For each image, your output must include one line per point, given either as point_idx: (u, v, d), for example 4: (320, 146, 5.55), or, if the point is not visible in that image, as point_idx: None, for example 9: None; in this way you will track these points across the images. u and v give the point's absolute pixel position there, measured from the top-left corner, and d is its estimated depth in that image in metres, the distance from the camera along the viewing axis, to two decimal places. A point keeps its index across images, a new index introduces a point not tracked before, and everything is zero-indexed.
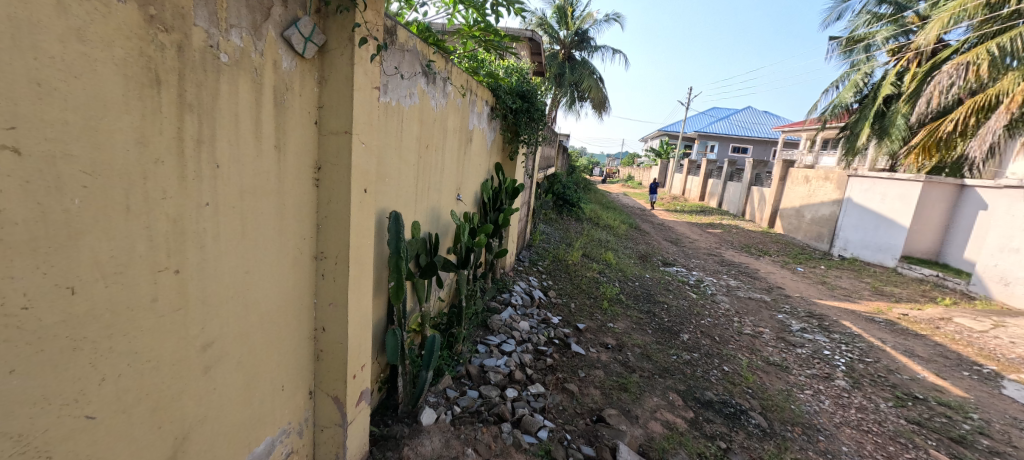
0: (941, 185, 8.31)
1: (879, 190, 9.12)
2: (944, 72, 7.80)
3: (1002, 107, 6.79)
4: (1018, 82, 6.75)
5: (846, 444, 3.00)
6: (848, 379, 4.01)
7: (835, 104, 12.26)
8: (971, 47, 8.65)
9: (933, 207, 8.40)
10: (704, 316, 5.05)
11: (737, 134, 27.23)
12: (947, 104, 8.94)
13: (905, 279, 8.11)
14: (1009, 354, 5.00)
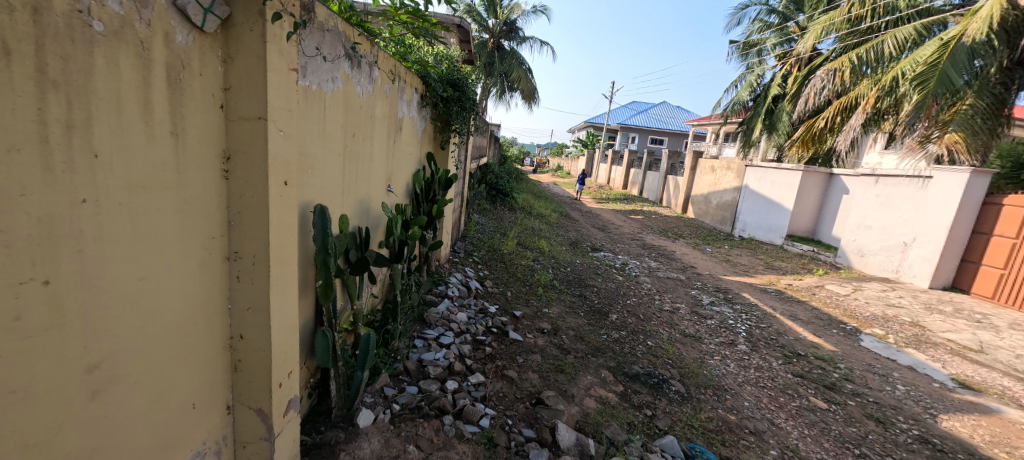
0: (813, 173, 9.46)
1: (771, 177, 10.29)
2: (818, 77, 8.89)
3: (860, 109, 8.05)
4: (870, 88, 7.93)
5: (747, 399, 3.37)
6: (748, 344, 4.50)
7: (735, 102, 13.34)
8: (838, 55, 9.99)
9: (810, 192, 9.59)
10: (630, 296, 5.41)
11: (655, 126, 29.11)
12: (820, 105, 10.21)
13: (789, 254, 9.26)
14: (865, 312, 5.96)
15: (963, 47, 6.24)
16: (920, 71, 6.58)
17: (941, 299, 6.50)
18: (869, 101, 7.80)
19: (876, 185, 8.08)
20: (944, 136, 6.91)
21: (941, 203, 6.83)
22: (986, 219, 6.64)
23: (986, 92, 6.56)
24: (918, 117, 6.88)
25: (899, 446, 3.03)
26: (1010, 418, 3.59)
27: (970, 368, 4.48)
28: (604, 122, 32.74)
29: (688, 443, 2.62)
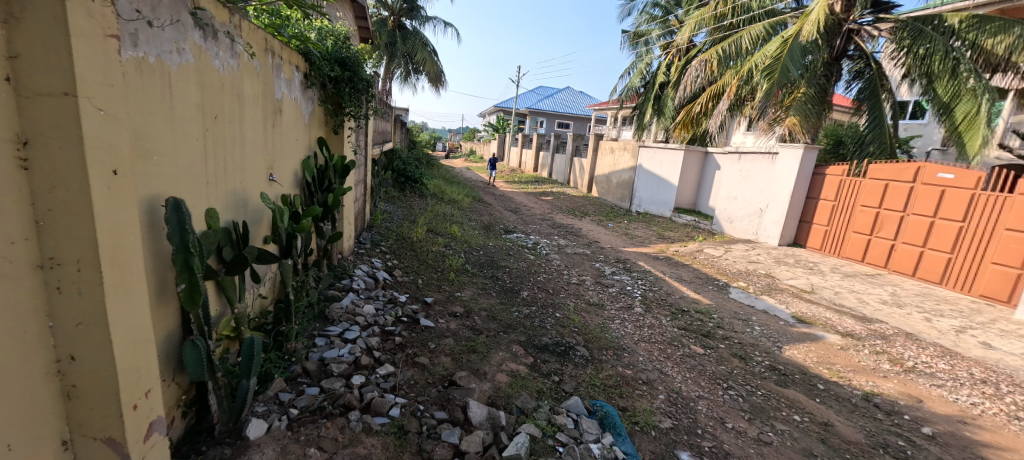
0: (691, 152, 10.70)
1: (659, 156, 11.44)
2: (693, 67, 9.90)
3: (725, 95, 9.29)
4: (733, 78, 9.17)
5: (641, 354, 3.78)
6: (643, 306, 5.04)
7: (628, 88, 14.43)
8: (709, 48, 11.30)
9: (691, 169, 10.85)
10: (540, 273, 5.66)
11: (559, 110, 30.21)
12: (695, 91, 11.51)
13: (676, 224, 10.43)
14: (733, 269, 7.02)
15: (797, 44, 7.51)
16: (768, 63, 7.73)
17: (787, 253, 7.90)
18: (732, 90, 9.03)
19: (740, 161, 9.45)
20: (785, 119, 8.29)
21: (785, 175, 8.23)
22: (816, 186, 8.16)
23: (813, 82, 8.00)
24: (768, 103, 8.11)
25: (756, 376, 3.67)
26: (831, 343, 4.54)
27: (805, 306, 5.56)
28: (512, 106, 33.03)
29: (592, 400, 2.86)
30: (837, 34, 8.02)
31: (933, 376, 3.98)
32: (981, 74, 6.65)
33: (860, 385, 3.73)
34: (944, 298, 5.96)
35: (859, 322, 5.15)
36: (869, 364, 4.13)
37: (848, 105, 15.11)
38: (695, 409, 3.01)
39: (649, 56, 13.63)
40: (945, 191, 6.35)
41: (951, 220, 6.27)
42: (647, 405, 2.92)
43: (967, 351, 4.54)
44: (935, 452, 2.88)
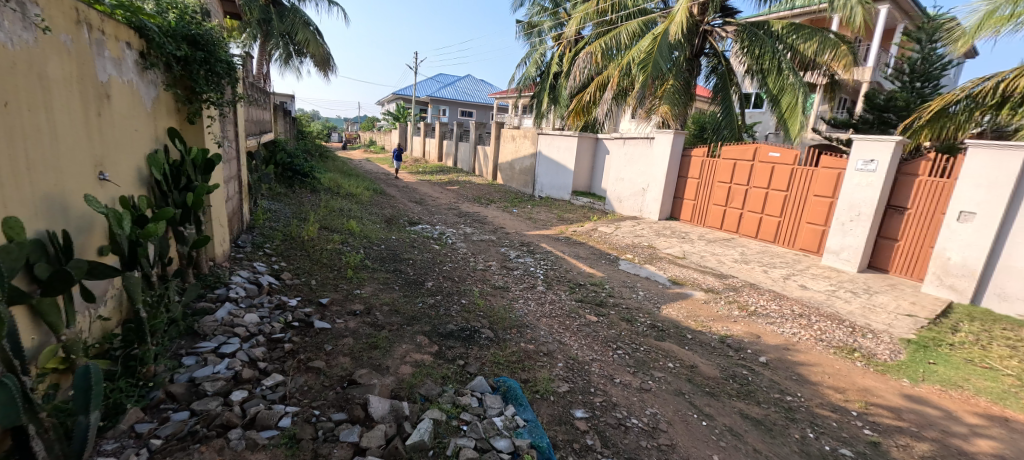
0: (584, 138, 11.40)
1: (556, 143, 12.01)
2: (580, 59, 10.45)
3: (609, 86, 10.05)
4: (615, 70, 9.96)
5: (543, 329, 4.03)
6: (545, 284, 5.34)
7: (525, 77, 14.78)
8: (595, 41, 12.10)
9: (585, 153, 11.61)
10: (446, 263, 5.65)
11: (461, 98, 29.54)
12: (584, 81, 12.25)
13: (574, 206, 11.12)
14: (622, 244, 7.76)
15: (665, 41, 8.44)
16: (643, 57, 8.61)
17: (665, 226, 8.97)
18: (614, 82, 9.83)
19: (624, 146, 10.42)
20: (659, 108, 9.31)
21: (661, 157, 9.30)
22: (684, 166, 9.38)
23: (679, 76, 9.09)
24: (644, 93, 9.01)
25: (639, 335, 4.16)
26: (698, 299, 5.33)
27: (679, 271, 6.40)
28: (410, 93, 31.69)
29: (496, 377, 2.99)
30: (695, 34, 9.19)
31: (769, 316, 4.92)
32: (797, 72, 8.25)
33: (717, 331, 4.46)
34: (777, 253, 7.35)
35: (719, 279, 6.12)
36: (725, 313, 4.96)
37: (708, 95, 17.50)
38: (590, 371, 3.31)
39: (542, 46, 14.13)
40: (774, 167, 7.75)
41: (779, 190, 7.70)
42: (547, 374, 3.14)
43: (792, 294, 5.68)
44: (768, 375, 3.60)
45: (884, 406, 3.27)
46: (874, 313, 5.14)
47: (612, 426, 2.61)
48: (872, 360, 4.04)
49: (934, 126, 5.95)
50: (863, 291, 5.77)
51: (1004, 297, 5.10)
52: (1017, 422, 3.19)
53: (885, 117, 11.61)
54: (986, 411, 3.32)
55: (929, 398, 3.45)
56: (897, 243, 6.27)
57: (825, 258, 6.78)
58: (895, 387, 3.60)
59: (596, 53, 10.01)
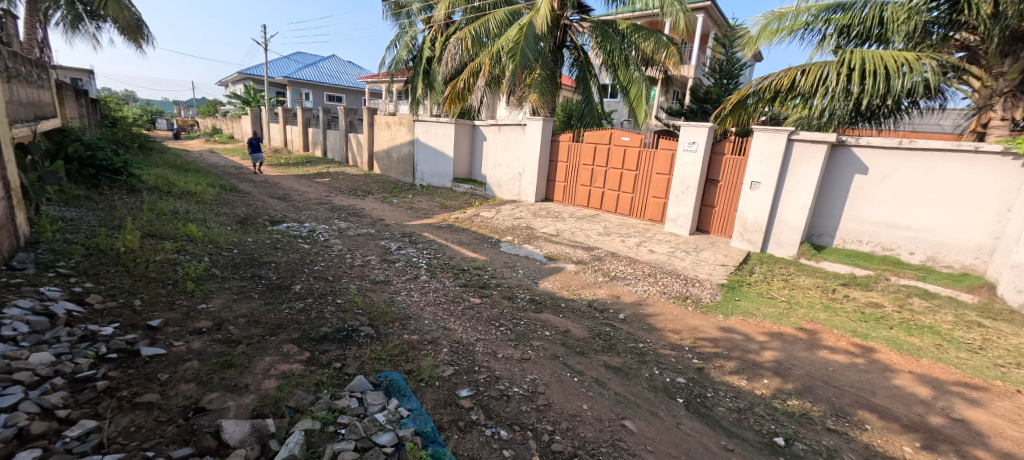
0: (461, 125, 11.29)
1: (433, 130, 11.68)
2: (451, 44, 10.34)
3: (481, 72, 10.14)
4: (485, 58, 10.08)
5: (427, 317, 3.95)
6: (429, 273, 5.24)
7: (396, 61, 13.94)
8: (466, 26, 12.00)
9: (463, 141, 11.51)
10: (318, 262, 5.13)
11: (324, 80, 26.18)
12: (457, 67, 12.13)
13: (455, 193, 11.06)
14: (502, 226, 8.01)
15: (530, 31, 8.82)
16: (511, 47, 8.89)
17: (540, 207, 9.54)
18: (486, 69, 9.96)
19: (499, 132, 10.67)
20: (529, 96, 9.74)
21: (533, 143, 9.77)
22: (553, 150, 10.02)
23: (545, 65, 9.59)
24: (514, 81, 9.33)
25: (520, 310, 4.39)
26: (571, 271, 5.83)
27: (555, 247, 6.88)
28: (260, 73, 27.47)
29: (377, 374, 2.86)
30: (557, 27, 9.78)
31: (627, 279, 5.65)
32: (641, 67, 9.40)
33: (587, 297, 4.96)
34: (631, 224, 8.42)
35: (587, 251, 6.77)
36: (594, 280, 5.52)
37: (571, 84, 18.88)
38: (474, 351, 3.37)
39: (412, 29, 13.47)
40: (626, 149, 8.80)
41: (630, 170, 8.79)
42: (431, 361, 3.12)
43: (643, 257, 6.60)
44: (626, 329, 4.15)
45: (707, 338, 4.05)
46: (700, 266, 6.28)
47: (495, 399, 2.72)
48: (699, 304, 4.97)
49: (735, 115, 7.43)
50: (692, 249, 7.00)
51: (780, 244, 6.71)
52: (790, 335, 4.25)
53: (704, 107, 14.04)
54: (772, 330, 4.35)
55: (736, 327, 4.39)
56: (713, 208, 7.74)
57: (666, 225, 8.02)
58: (715, 322, 4.48)
59: (466, 40, 10.00)
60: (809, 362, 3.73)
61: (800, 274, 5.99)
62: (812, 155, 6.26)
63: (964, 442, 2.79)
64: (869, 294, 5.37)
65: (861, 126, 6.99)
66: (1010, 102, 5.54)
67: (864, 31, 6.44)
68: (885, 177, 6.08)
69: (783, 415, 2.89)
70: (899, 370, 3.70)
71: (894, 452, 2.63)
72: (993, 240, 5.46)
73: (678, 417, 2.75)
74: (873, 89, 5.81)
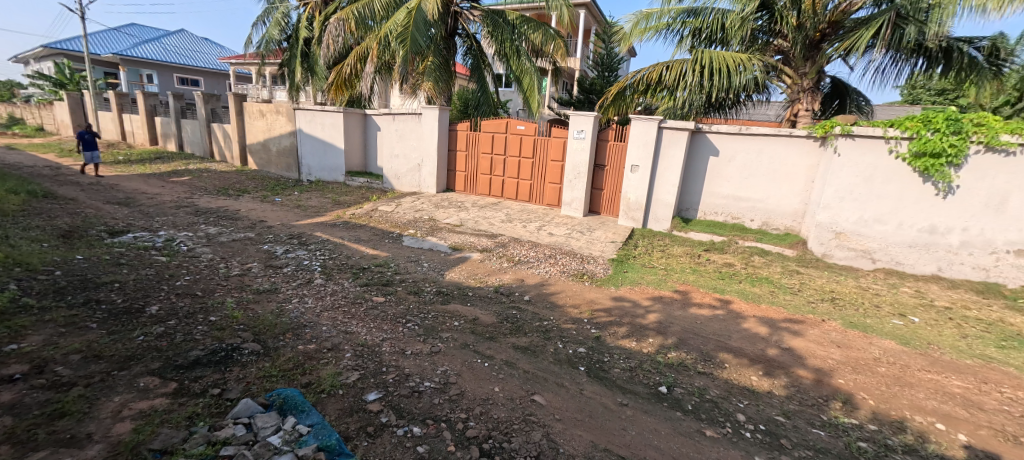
0: (352, 113, 10.51)
1: (318, 119, 10.64)
2: (332, 25, 9.55)
3: (369, 58, 9.53)
4: (373, 42, 9.49)
5: (325, 323, 3.65)
6: (324, 276, 4.83)
7: (267, 40, 12.34)
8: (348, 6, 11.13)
9: (354, 131, 10.68)
10: (181, 277, 4.39)
11: (174, 60, 22.12)
12: (342, 51, 11.24)
13: (349, 188, 10.31)
14: (403, 220, 7.71)
15: (420, 17, 8.48)
16: (400, 31, 8.47)
17: (442, 198, 9.39)
18: (374, 54, 9.39)
19: (394, 121, 10.15)
20: (422, 84, 9.42)
21: (430, 132, 9.50)
22: (452, 139, 9.89)
23: (438, 53, 9.35)
24: (406, 68, 8.94)
25: (427, 303, 4.31)
26: (476, 260, 5.87)
27: (459, 237, 6.85)
28: (80, 49, 22.14)
29: (268, 393, 2.57)
30: (448, 14, 9.62)
31: (530, 262, 5.87)
32: (531, 58, 9.69)
33: (493, 283, 5.06)
34: (531, 210, 8.74)
35: (490, 239, 6.87)
36: (499, 267, 5.64)
37: (466, 72, 18.76)
38: (380, 352, 3.22)
39: (285, 5, 12.11)
40: (522, 138, 9.05)
41: (527, 157, 9.10)
42: (332, 369, 2.91)
43: (544, 241, 6.92)
44: (531, 309, 4.33)
45: (602, 309, 4.44)
46: (594, 244, 6.80)
47: (405, 397, 2.65)
48: (594, 278, 5.41)
49: (616, 105, 8.07)
50: (586, 230, 7.53)
51: (657, 220, 7.56)
52: (668, 298, 4.85)
53: (590, 98, 15.08)
54: (655, 295, 4.91)
55: (625, 296, 4.87)
56: (601, 191, 8.41)
57: (563, 209, 8.49)
58: (609, 294, 4.91)
59: (348, 21, 9.31)
60: (683, 318, 4.32)
61: (674, 245, 6.84)
62: (677, 140, 7.14)
63: (792, 365, 3.49)
64: (725, 256, 6.36)
65: (713, 115, 8.12)
66: (810, 97, 6.96)
67: (710, 35, 7.47)
68: (730, 157, 7.21)
69: (665, 367, 3.30)
70: (747, 316, 4.46)
71: (746, 382, 3.18)
72: (804, 205, 6.85)
73: (581, 384, 2.98)
74: (721, 85, 6.78)
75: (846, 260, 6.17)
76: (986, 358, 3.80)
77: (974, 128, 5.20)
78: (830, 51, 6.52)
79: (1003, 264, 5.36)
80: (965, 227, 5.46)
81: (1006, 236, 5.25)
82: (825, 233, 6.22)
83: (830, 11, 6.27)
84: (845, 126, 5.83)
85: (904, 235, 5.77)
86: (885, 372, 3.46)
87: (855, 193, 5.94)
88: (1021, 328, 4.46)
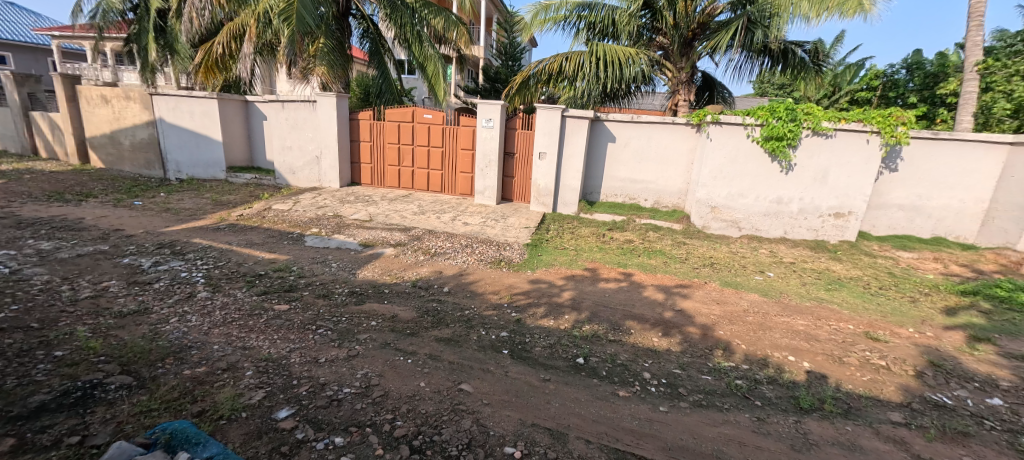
0: (234, 100, 9.44)
1: (186, 107, 9.22)
2: None
3: (246, 36, 8.54)
4: (250, 18, 8.51)
5: (217, 342, 3.23)
6: (209, 288, 4.26)
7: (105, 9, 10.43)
8: None
9: (233, 120, 9.51)
10: (5, 306, 3.52)
11: None
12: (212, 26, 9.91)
13: (233, 185, 9.16)
14: (303, 219, 7.10)
15: None
16: (282, 7, 7.65)
17: (347, 193, 8.83)
18: (252, 32, 8.43)
19: (284, 110, 9.18)
20: (315, 69, 8.68)
21: (327, 122, 8.81)
22: (353, 130, 9.33)
23: (330, 34, 8.68)
24: (294, 50, 8.16)
25: (339, 306, 4.07)
26: (390, 255, 5.66)
27: (368, 233, 6.51)
28: None
29: (149, 431, 2.20)
30: None
31: (447, 253, 5.82)
32: (433, 44, 9.45)
33: (410, 278, 4.93)
34: (444, 200, 8.63)
35: (403, 232, 6.65)
36: (414, 260, 5.51)
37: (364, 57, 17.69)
38: (288, 364, 2.97)
39: None
40: (430, 127, 8.84)
41: (436, 147, 8.93)
42: (231, 391, 2.60)
43: (459, 231, 6.88)
44: (451, 300, 4.33)
45: (521, 292, 4.61)
46: (508, 231, 6.95)
47: (323, 408, 2.50)
48: (511, 264, 5.56)
49: (521, 94, 8.33)
50: (500, 217, 7.65)
51: (565, 204, 7.95)
52: (580, 276, 5.17)
53: (496, 87, 15.25)
54: (568, 275, 5.20)
55: (542, 278, 5.10)
56: (512, 179, 8.59)
57: (476, 198, 8.51)
58: (526, 278, 5.09)
59: None
60: (595, 293, 4.66)
61: (582, 226, 7.27)
62: (579, 128, 7.54)
63: (684, 324, 3.97)
64: (626, 233, 6.94)
65: (609, 105, 8.71)
66: (687, 89, 7.84)
67: (602, 29, 7.89)
68: (625, 143, 7.83)
69: (580, 340, 3.54)
70: (647, 285, 4.95)
71: (649, 344, 3.54)
72: (686, 185, 7.72)
73: (506, 366, 3.08)
74: (614, 76, 7.27)
75: (720, 231, 7.10)
76: (820, 299, 4.71)
77: (805, 116, 6.27)
78: (700, 48, 7.37)
79: (827, 225, 6.68)
80: (802, 197, 6.65)
81: (828, 202, 6.59)
82: (704, 208, 7.07)
83: (698, 14, 7.06)
84: (715, 115, 6.67)
85: (762, 206, 6.82)
86: (753, 320, 4.10)
87: (726, 172, 6.82)
88: (842, 274, 5.58)
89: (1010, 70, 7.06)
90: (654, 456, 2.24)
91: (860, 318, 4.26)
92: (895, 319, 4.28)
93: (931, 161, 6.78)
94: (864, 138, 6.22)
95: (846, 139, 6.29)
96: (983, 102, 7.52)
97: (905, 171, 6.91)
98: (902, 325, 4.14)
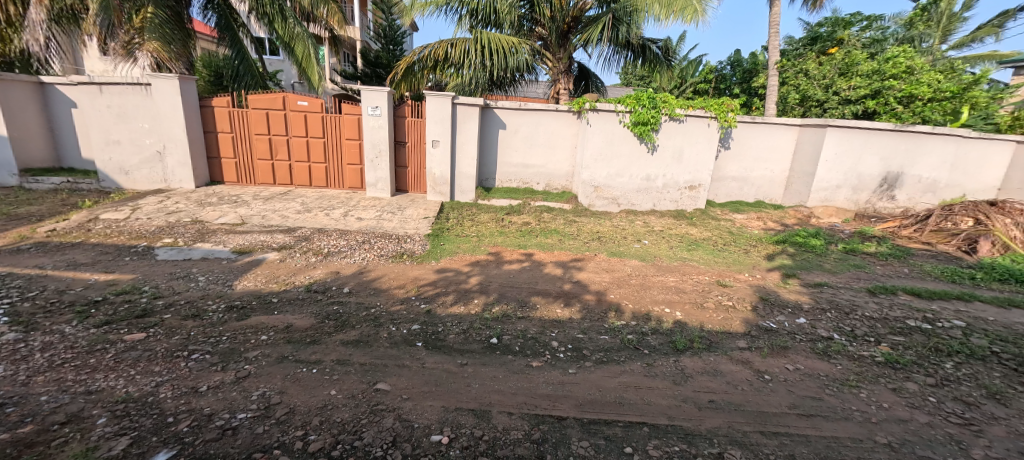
0: (19, 82, 7.51)
1: None
2: None
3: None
4: None
5: (44, 391, 2.61)
6: (20, 326, 3.39)
7: None
8: None
9: (23, 108, 7.59)
10: None
11: None
12: None
13: (34, 193, 7.27)
14: (148, 229, 6.00)
15: None
16: None
17: (207, 195, 7.67)
18: None
19: (102, 94, 7.59)
20: (144, 44, 7.28)
21: (169, 112, 7.48)
22: (208, 121, 8.09)
23: (162, 4, 7.32)
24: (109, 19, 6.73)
25: (215, 326, 3.58)
26: (274, 261, 5.14)
27: (240, 239, 5.78)
28: None
29: None
30: None
31: (341, 252, 5.46)
32: (301, 22, 8.55)
33: (302, 283, 4.54)
34: (331, 195, 8.03)
35: (286, 234, 6.06)
36: (303, 264, 5.07)
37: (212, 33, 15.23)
38: (157, 402, 2.55)
39: None
40: (307, 117, 8.07)
41: (317, 139, 8.21)
42: (80, 447, 2.15)
43: (353, 227, 6.49)
44: (354, 301, 4.12)
45: (427, 283, 4.56)
46: (407, 222, 6.76)
47: (214, 441, 2.22)
48: (414, 256, 5.45)
49: (407, 81, 8.09)
50: (396, 209, 7.38)
51: (461, 192, 7.96)
52: (484, 260, 5.27)
53: (378, 72, 14.29)
54: (472, 261, 5.27)
55: (447, 266, 5.09)
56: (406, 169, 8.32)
57: (368, 191, 8.07)
58: (431, 268, 5.04)
59: None
60: (500, 275, 4.81)
61: (480, 212, 7.38)
62: (470, 115, 7.53)
63: (581, 293, 4.34)
64: (523, 215, 7.24)
65: (496, 93, 8.84)
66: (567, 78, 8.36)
67: (485, 16, 7.83)
68: (515, 129, 8.06)
69: (491, 321, 3.65)
70: (545, 262, 5.26)
71: (553, 315, 3.81)
72: (572, 168, 8.29)
73: (422, 358, 3.06)
74: (500, 64, 7.37)
75: (603, 208, 7.79)
76: (684, 258, 5.51)
77: (662, 104, 7.08)
78: (575, 41, 7.85)
79: (684, 196, 7.74)
80: (665, 174, 7.58)
81: (683, 177, 7.62)
82: (588, 188, 7.67)
83: (572, 7, 7.44)
84: (592, 103, 7.23)
85: (635, 184, 7.63)
86: (637, 282, 4.64)
87: (604, 155, 7.46)
88: (697, 236, 6.54)
89: (796, 69, 9.16)
90: (569, 414, 2.45)
91: (713, 270, 5.08)
92: (736, 267, 5.22)
93: (754, 141, 8.17)
94: (706, 122, 7.29)
95: (693, 125, 7.30)
96: (780, 94, 9.37)
97: (736, 149, 8.23)
98: (741, 271, 5.06)
